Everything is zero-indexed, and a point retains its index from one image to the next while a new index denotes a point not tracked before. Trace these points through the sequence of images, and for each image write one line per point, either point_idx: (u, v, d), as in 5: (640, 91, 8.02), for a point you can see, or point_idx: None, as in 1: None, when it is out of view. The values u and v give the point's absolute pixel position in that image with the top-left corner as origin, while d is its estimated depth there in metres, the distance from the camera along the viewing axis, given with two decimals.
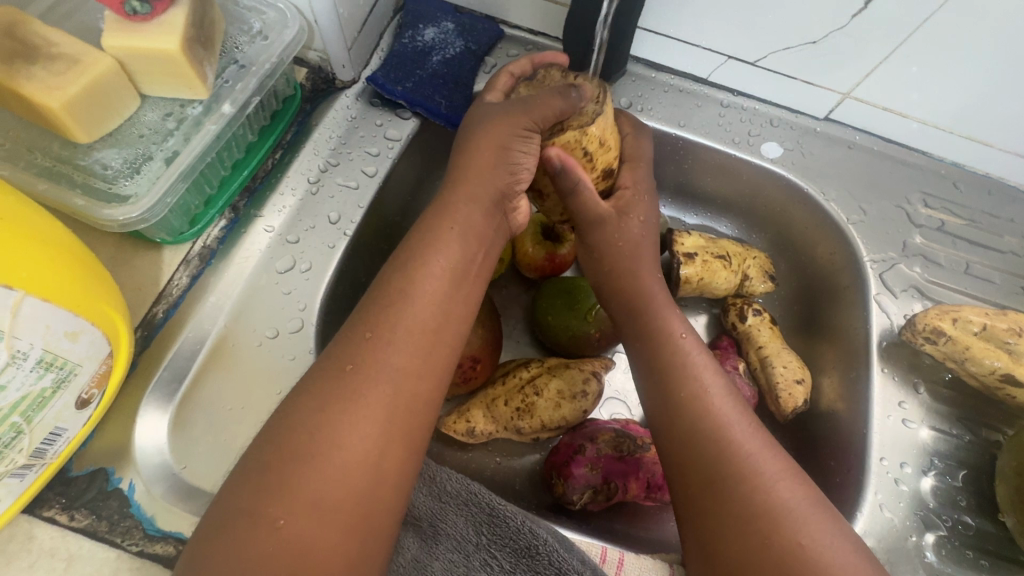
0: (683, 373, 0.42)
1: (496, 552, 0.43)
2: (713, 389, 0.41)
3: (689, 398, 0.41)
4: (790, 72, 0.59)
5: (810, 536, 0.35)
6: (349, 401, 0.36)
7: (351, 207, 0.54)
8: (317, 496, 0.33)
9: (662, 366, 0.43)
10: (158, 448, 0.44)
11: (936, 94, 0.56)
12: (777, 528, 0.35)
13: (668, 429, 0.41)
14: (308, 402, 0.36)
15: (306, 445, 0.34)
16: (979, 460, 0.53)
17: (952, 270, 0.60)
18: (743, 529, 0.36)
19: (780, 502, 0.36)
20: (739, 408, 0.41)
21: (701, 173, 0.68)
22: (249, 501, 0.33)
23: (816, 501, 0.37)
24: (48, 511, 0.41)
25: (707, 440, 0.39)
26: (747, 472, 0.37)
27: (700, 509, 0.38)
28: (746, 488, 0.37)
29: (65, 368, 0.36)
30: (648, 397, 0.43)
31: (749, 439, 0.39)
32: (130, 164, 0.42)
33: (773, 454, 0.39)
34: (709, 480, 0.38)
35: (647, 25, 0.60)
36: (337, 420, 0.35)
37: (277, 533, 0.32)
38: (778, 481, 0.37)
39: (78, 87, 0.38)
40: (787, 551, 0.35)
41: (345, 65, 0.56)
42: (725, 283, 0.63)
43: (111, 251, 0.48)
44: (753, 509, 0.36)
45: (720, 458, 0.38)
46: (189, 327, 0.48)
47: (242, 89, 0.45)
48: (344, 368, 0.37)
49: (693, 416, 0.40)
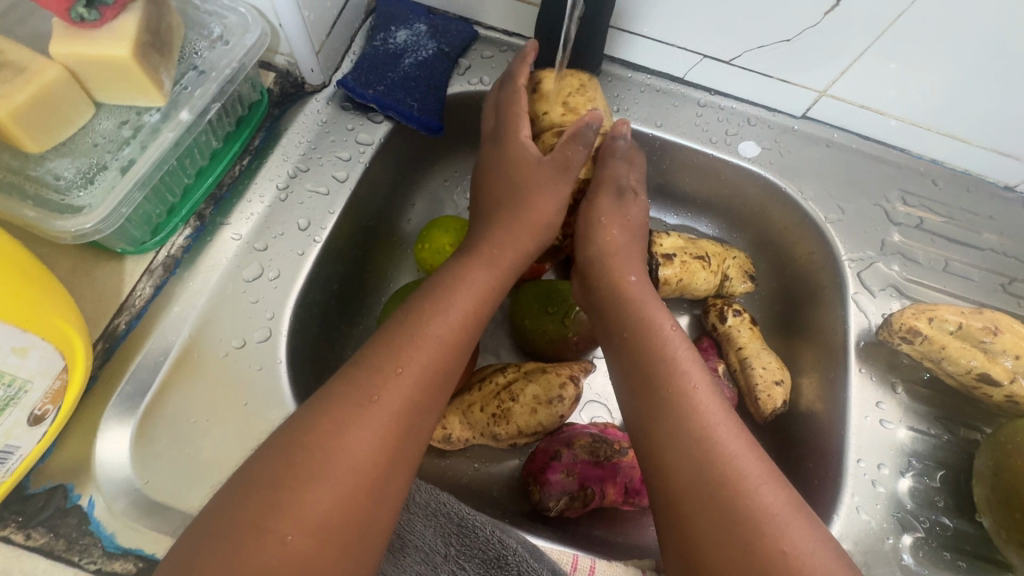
0: (669, 371, 0.42)
1: (464, 563, 0.43)
2: (698, 388, 0.41)
3: (675, 397, 0.40)
4: (764, 70, 0.59)
5: (791, 543, 0.34)
6: (364, 421, 0.36)
7: (321, 214, 0.54)
8: (324, 513, 0.33)
9: (647, 364, 0.43)
10: (119, 463, 0.43)
11: (911, 91, 0.55)
12: (757, 533, 0.34)
13: (652, 427, 0.40)
14: (327, 419, 0.35)
15: (321, 464, 0.34)
16: (957, 460, 0.53)
17: (930, 269, 0.60)
18: (724, 534, 0.35)
19: (763, 506, 0.35)
20: (724, 408, 0.40)
21: (679, 173, 0.67)
22: (258, 516, 0.32)
23: (797, 507, 0.36)
24: (4, 530, 0.40)
25: (691, 439, 0.38)
26: (731, 474, 0.37)
27: (684, 510, 0.37)
28: (729, 490, 0.36)
29: (13, 385, 0.35)
30: (631, 396, 0.43)
31: (731, 440, 0.38)
32: (84, 174, 0.41)
33: (755, 457, 0.38)
34: (693, 481, 0.37)
35: (621, 25, 0.60)
36: (348, 437, 0.35)
37: (282, 548, 0.31)
38: (760, 485, 0.36)
39: (25, 95, 0.38)
40: (770, 556, 0.34)
41: (313, 68, 0.55)
42: (704, 284, 0.62)
43: (71, 262, 0.47)
44: (734, 513, 0.35)
45: (705, 457, 0.37)
46: (152, 338, 0.47)
47: (201, 96, 0.45)
48: (370, 398, 0.36)
49: (676, 415, 0.40)
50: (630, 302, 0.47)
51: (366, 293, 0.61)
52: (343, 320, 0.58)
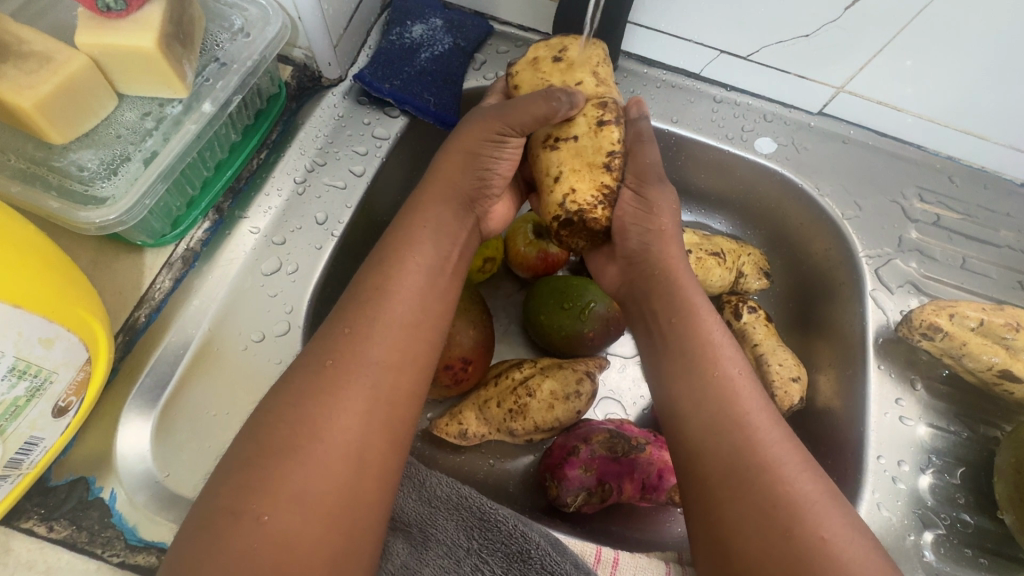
0: (706, 358, 0.42)
1: (486, 557, 0.43)
2: (734, 377, 0.41)
3: (711, 384, 0.40)
4: (782, 66, 0.59)
5: (830, 532, 0.34)
6: (329, 394, 0.35)
7: (338, 208, 0.53)
8: (306, 489, 0.33)
9: (683, 354, 0.43)
10: (140, 456, 0.43)
11: (930, 88, 0.55)
12: (795, 521, 0.34)
13: (687, 414, 0.40)
14: (290, 397, 0.35)
15: (291, 441, 0.34)
16: (977, 457, 0.53)
17: (948, 265, 0.59)
18: (760, 521, 0.35)
19: (801, 494, 0.35)
20: (761, 398, 0.40)
21: (694, 169, 0.67)
22: (233, 499, 0.32)
23: (835, 497, 0.36)
24: (26, 523, 0.40)
25: (728, 427, 0.38)
26: (769, 462, 0.37)
27: (720, 495, 0.37)
28: (767, 477, 0.36)
29: (39, 376, 0.35)
30: (666, 384, 0.43)
31: (769, 429, 0.38)
32: (107, 165, 0.41)
33: (793, 446, 0.38)
34: (730, 467, 0.37)
35: (637, 20, 0.59)
36: (317, 412, 0.35)
37: (260, 528, 0.31)
38: (798, 474, 0.36)
39: (50, 85, 0.37)
40: (809, 544, 0.34)
41: (331, 62, 0.55)
42: (719, 280, 0.62)
43: (91, 254, 0.47)
44: (771, 501, 0.35)
45: (741, 445, 0.37)
46: (172, 331, 0.47)
47: (223, 88, 0.44)
48: (324, 365, 0.37)
49: (713, 403, 0.40)
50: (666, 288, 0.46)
51: None
52: None
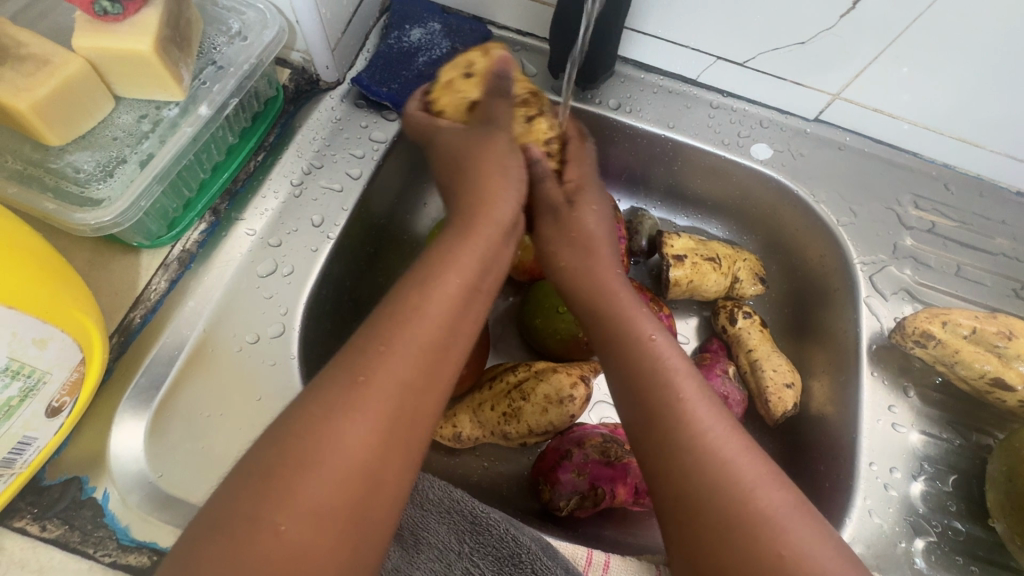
0: (655, 383, 0.40)
1: (477, 561, 0.43)
2: (687, 398, 0.39)
3: (663, 410, 0.39)
4: (778, 72, 0.59)
5: (793, 548, 0.34)
6: (355, 407, 0.34)
7: (334, 210, 0.54)
8: (321, 501, 0.32)
9: (633, 376, 0.41)
10: (133, 457, 0.43)
11: (925, 95, 0.55)
12: (759, 542, 0.34)
13: (642, 440, 0.39)
14: (318, 408, 0.34)
15: (312, 449, 0.33)
16: (970, 465, 0.53)
17: (942, 273, 0.59)
18: (724, 545, 0.35)
19: (759, 511, 0.35)
20: (716, 413, 0.39)
21: (690, 174, 0.67)
22: (250, 505, 0.31)
23: (800, 507, 0.36)
24: (19, 522, 0.40)
25: (684, 456, 0.37)
26: (728, 485, 0.36)
27: (683, 527, 0.37)
28: (725, 499, 0.36)
29: (33, 376, 0.35)
30: (621, 410, 0.42)
31: (727, 449, 0.37)
32: (103, 168, 0.41)
33: (751, 459, 0.37)
34: (686, 494, 0.37)
35: (634, 25, 0.60)
36: (341, 424, 0.33)
37: (277, 538, 0.31)
38: (756, 489, 0.36)
39: (48, 88, 0.38)
40: (768, 562, 0.34)
41: (329, 66, 0.55)
42: (714, 285, 0.62)
43: (88, 255, 0.47)
44: (733, 525, 0.35)
45: (697, 470, 0.37)
46: (167, 332, 0.47)
47: (220, 91, 0.45)
48: (355, 380, 0.35)
49: (666, 429, 0.38)
50: (615, 300, 0.44)
51: (378, 291, 0.61)
52: (355, 318, 0.58)
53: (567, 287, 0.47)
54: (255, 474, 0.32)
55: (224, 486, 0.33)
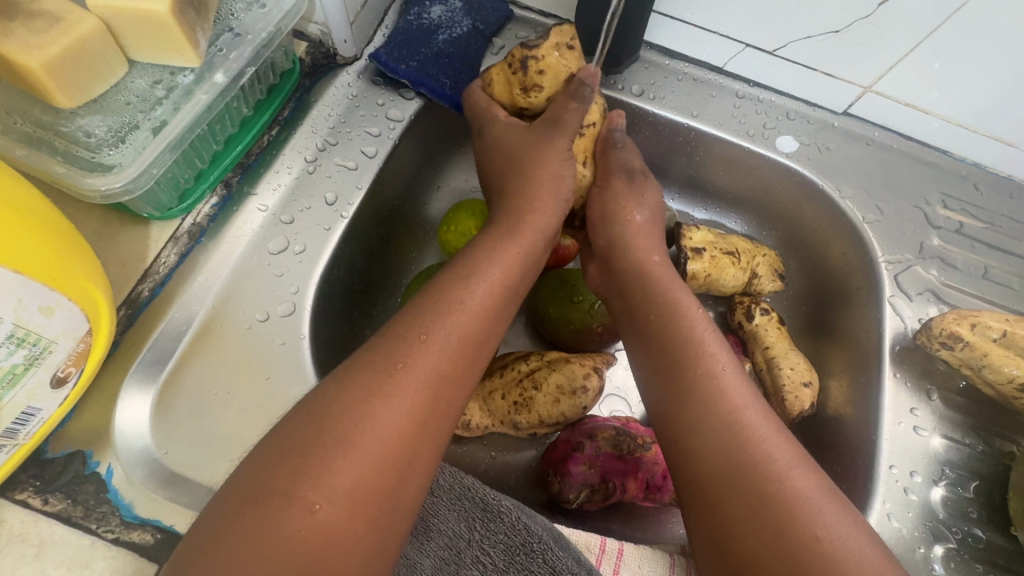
0: (695, 355, 0.41)
1: (488, 550, 0.42)
2: (725, 373, 0.40)
3: (701, 380, 0.39)
4: (809, 62, 0.57)
5: (825, 529, 0.33)
6: (387, 395, 0.34)
7: (349, 189, 0.52)
8: (344, 481, 0.32)
9: (674, 349, 0.42)
10: (139, 433, 0.42)
11: (961, 92, 0.53)
12: (791, 518, 0.34)
13: (678, 414, 0.39)
14: (344, 387, 0.34)
15: (335, 429, 0.33)
16: (992, 472, 0.52)
17: (969, 275, 0.58)
18: (756, 520, 0.34)
19: (793, 492, 0.34)
20: (752, 393, 0.40)
21: (711, 166, 0.66)
22: (275, 481, 0.31)
23: (830, 492, 0.35)
24: (21, 494, 0.39)
25: (721, 423, 0.37)
26: (763, 457, 0.36)
27: (715, 496, 0.36)
28: (759, 477, 0.35)
29: (38, 345, 0.34)
30: (655, 382, 0.42)
31: (761, 424, 0.38)
32: (115, 133, 0.40)
33: (786, 441, 0.37)
34: (721, 466, 0.36)
35: (661, 8, 0.57)
36: (373, 408, 0.34)
37: (310, 517, 0.31)
38: (791, 470, 0.35)
39: (60, 46, 0.36)
40: (803, 544, 0.33)
41: (346, 40, 0.54)
42: (732, 280, 0.60)
43: (96, 225, 0.46)
44: (765, 499, 0.34)
45: (733, 445, 0.36)
46: (176, 307, 0.46)
47: (236, 59, 0.44)
48: (390, 366, 0.36)
49: (702, 398, 0.39)
50: (656, 283, 0.46)
51: (389, 274, 0.59)
52: (365, 300, 0.57)
53: (615, 269, 0.49)
54: (283, 450, 0.32)
55: (246, 464, 0.33)
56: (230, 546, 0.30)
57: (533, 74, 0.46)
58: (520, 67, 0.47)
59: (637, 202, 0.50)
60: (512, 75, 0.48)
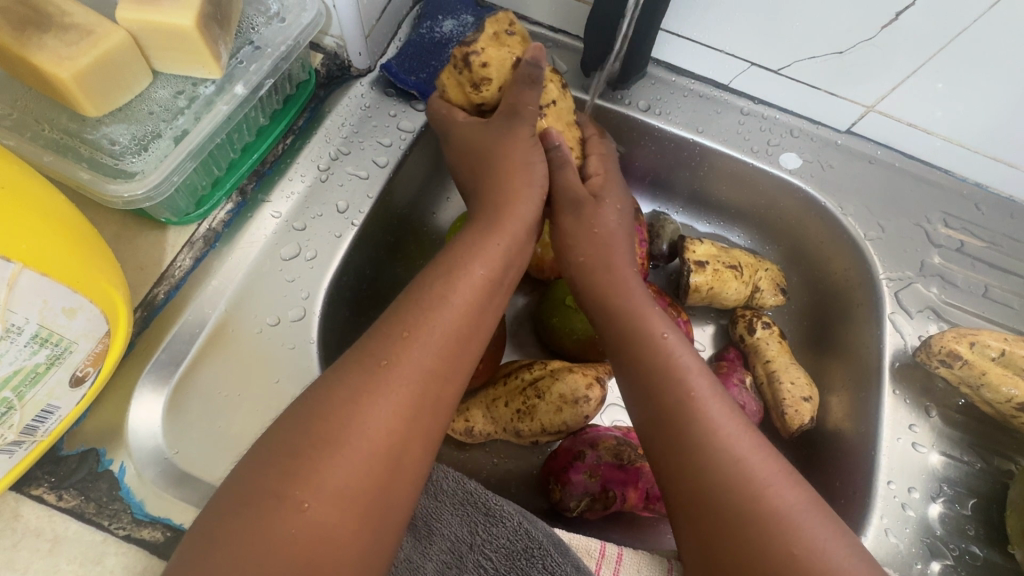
0: (667, 379, 0.40)
1: (489, 554, 0.43)
2: (699, 396, 0.40)
3: (676, 406, 0.39)
4: (813, 81, 0.58)
5: (804, 545, 0.34)
6: (391, 396, 0.35)
7: (360, 197, 0.54)
8: (352, 484, 0.33)
9: (649, 374, 0.41)
10: (151, 432, 0.43)
11: (962, 114, 0.55)
12: (768, 538, 0.34)
13: (657, 439, 0.40)
14: (355, 392, 0.35)
15: (344, 433, 0.34)
16: (990, 489, 0.52)
17: (969, 293, 0.58)
18: (735, 540, 0.35)
19: (777, 506, 0.35)
20: (727, 411, 0.39)
21: (716, 181, 0.67)
22: (284, 483, 0.32)
23: (812, 506, 0.36)
24: (36, 490, 0.40)
25: (695, 447, 0.38)
26: (740, 479, 0.36)
27: (697, 519, 0.36)
28: (737, 496, 0.36)
29: (60, 345, 0.35)
30: (633, 406, 0.42)
31: (737, 444, 0.38)
32: (139, 141, 0.42)
33: (764, 458, 0.37)
34: (710, 479, 0.37)
35: (669, 27, 0.59)
36: (380, 413, 0.35)
37: (301, 516, 0.32)
38: (768, 488, 0.36)
39: (89, 58, 0.38)
40: (782, 562, 0.34)
41: (361, 52, 0.55)
42: (734, 293, 0.61)
43: (115, 229, 0.47)
44: (743, 522, 0.35)
45: (709, 466, 0.37)
46: (189, 310, 0.47)
47: (256, 71, 0.45)
48: (398, 371, 0.36)
49: (677, 422, 0.39)
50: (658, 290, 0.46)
51: (397, 282, 0.61)
52: (373, 307, 0.58)
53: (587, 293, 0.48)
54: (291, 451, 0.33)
55: (256, 466, 0.34)
56: (235, 544, 0.31)
57: (478, 67, 0.47)
58: (463, 65, 0.47)
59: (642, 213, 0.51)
60: (460, 73, 0.48)
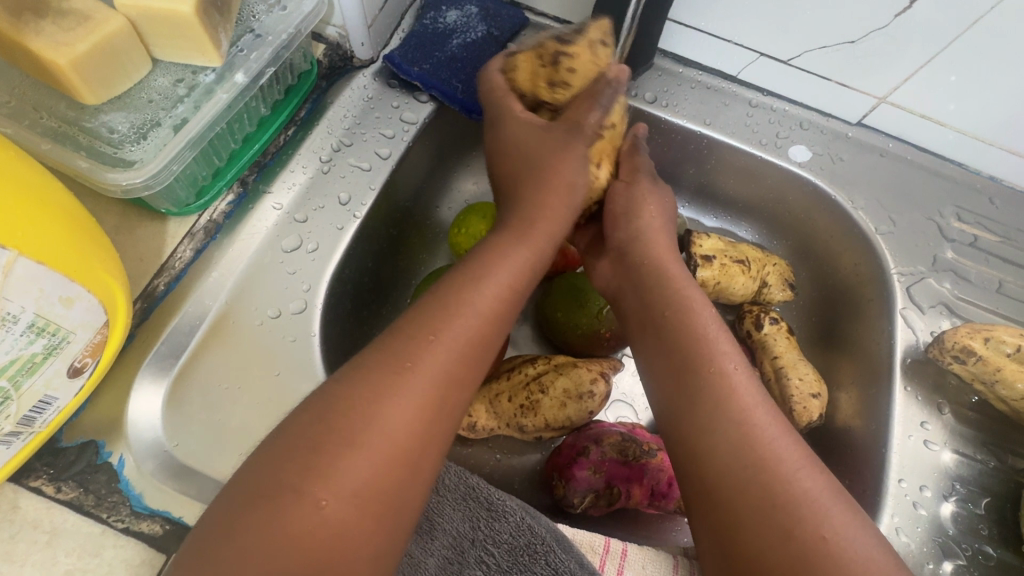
0: (703, 356, 0.40)
1: (492, 550, 0.42)
2: (733, 374, 0.40)
3: (710, 381, 0.39)
4: (824, 72, 0.57)
5: (832, 529, 0.33)
6: (394, 391, 0.35)
7: (362, 189, 0.53)
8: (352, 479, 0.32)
9: (682, 352, 0.41)
10: (151, 424, 0.43)
11: (977, 105, 0.53)
12: (799, 518, 0.33)
13: (686, 414, 0.39)
14: (357, 388, 0.35)
15: (349, 429, 0.33)
16: (1003, 488, 0.51)
17: (983, 289, 0.57)
18: (763, 521, 0.34)
19: (803, 491, 0.34)
20: (760, 392, 0.39)
21: (723, 174, 0.65)
22: (286, 479, 0.32)
23: (837, 493, 0.35)
24: (34, 481, 0.40)
25: (728, 423, 0.37)
26: (770, 457, 0.36)
27: (722, 499, 0.35)
28: (767, 474, 0.35)
29: (57, 335, 0.34)
30: (662, 383, 0.41)
31: (769, 423, 0.37)
32: (138, 130, 0.41)
33: (793, 441, 0.37)
34: (724, 473, 0.36)
35: (677, 17, 0.58)
36: (383, 407, 0.34)
37: (318, 513, 0.31)
38: (798, 469, 0.35)
39: (87, 44, 0.37)
40: (809, 545, 0.33)
41: (363, 43, 0.54)
42: (741, 288, 0.60)
43: (115, 220, 0.47)
44: (773, 500, 0.34)
45: (741, 442, 0.36)
46: (190, 302, 0.46)
47: (257, 59, 0.44)
48: (402, 366, 0.36)
49: (710, 398, 0.38)
50: (666, 282, 0.45)
51: (398, 275, 0.60)
52: (374, 300, 0.57)
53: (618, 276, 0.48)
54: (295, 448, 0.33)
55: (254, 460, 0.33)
56: (243, 542, 0.30)
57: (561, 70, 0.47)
58: (550, 61, 0.48)
59: (649, 205, 0.49)
60: (542, 66, 0.48)
